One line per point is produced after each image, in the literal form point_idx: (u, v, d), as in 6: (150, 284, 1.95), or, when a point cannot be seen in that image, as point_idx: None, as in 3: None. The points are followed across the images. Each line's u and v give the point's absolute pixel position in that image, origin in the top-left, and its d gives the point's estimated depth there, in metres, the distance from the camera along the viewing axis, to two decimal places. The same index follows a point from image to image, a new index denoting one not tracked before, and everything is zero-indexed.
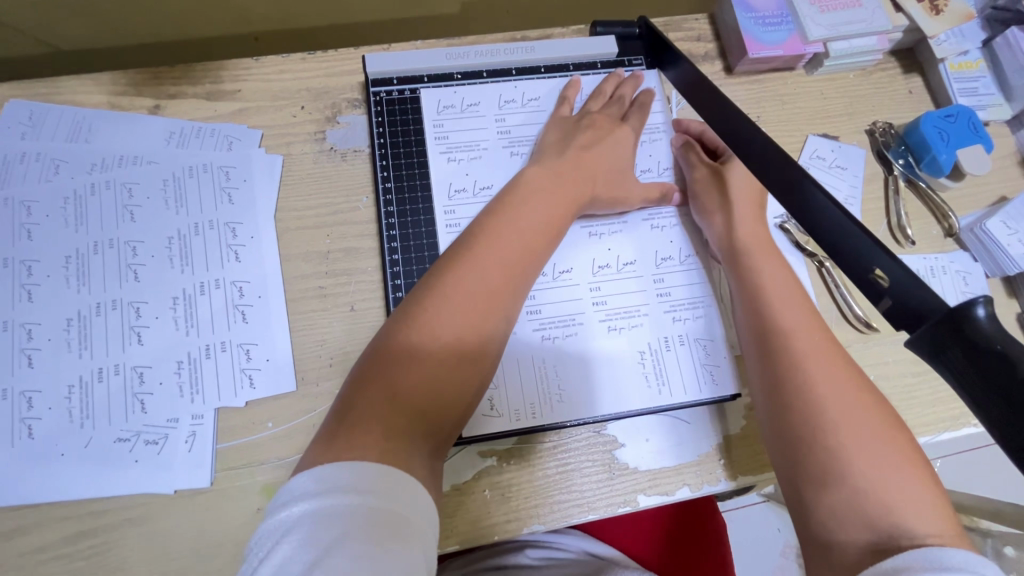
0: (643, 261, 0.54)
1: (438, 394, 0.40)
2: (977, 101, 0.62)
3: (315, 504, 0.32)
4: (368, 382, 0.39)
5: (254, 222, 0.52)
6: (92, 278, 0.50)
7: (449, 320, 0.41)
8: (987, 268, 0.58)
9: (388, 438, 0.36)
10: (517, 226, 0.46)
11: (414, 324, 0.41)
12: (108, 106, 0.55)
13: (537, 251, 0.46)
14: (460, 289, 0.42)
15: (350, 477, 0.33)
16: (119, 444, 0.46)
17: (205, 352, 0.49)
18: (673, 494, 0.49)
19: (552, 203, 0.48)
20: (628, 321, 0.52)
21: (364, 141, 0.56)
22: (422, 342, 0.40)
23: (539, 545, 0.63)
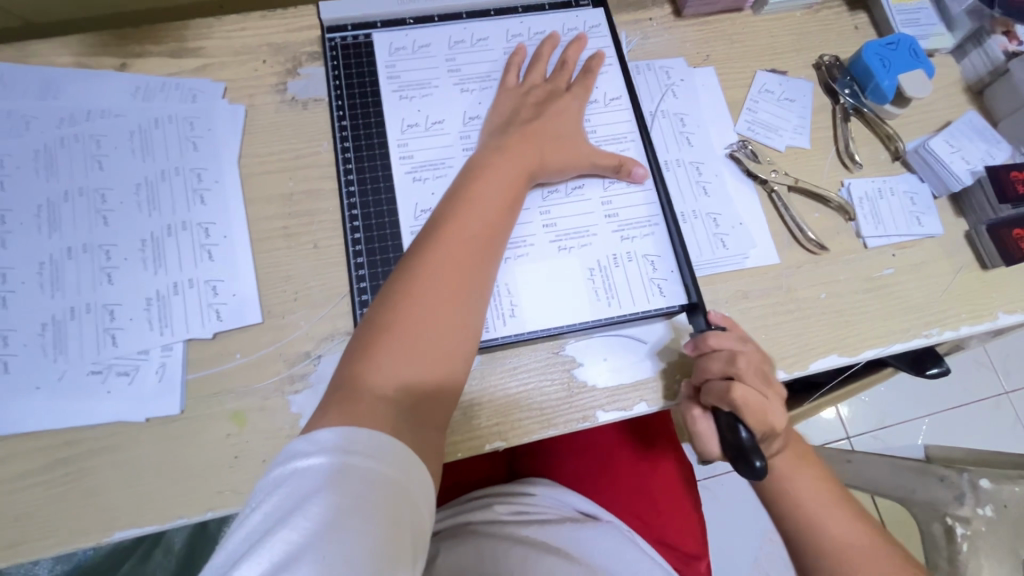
0: (593, 185, 0.56)
1: (423, 371, 0.42)
2: (920, 32, 0.64)
3: (311, 459, 0.35)
4: (352, 373, 0.41)
5: (219, 168, 0.55)
6: (63, 224, 0.52)
7: (425, 300, 0.44)
8: (933, 189, 0.59)
9: (381, 412, 0.39)
10: (479, 213, 0.48)
11: (391, 315, 0.43)
12: (76, 66, 0.57)
13: (499, 229, 0.49)
14: (430, 278, 0.44)
15: (345, 435, 0.36)
16: (92, 376, 0.48)
17: (173, 289, 0.50)
18: (631, 409, 0.51)
19: (506, 180, 0.50)
20: (578, 241, 0.54)
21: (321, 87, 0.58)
22: (399, 323, 0.43)
23: (509, 500, 0.63)
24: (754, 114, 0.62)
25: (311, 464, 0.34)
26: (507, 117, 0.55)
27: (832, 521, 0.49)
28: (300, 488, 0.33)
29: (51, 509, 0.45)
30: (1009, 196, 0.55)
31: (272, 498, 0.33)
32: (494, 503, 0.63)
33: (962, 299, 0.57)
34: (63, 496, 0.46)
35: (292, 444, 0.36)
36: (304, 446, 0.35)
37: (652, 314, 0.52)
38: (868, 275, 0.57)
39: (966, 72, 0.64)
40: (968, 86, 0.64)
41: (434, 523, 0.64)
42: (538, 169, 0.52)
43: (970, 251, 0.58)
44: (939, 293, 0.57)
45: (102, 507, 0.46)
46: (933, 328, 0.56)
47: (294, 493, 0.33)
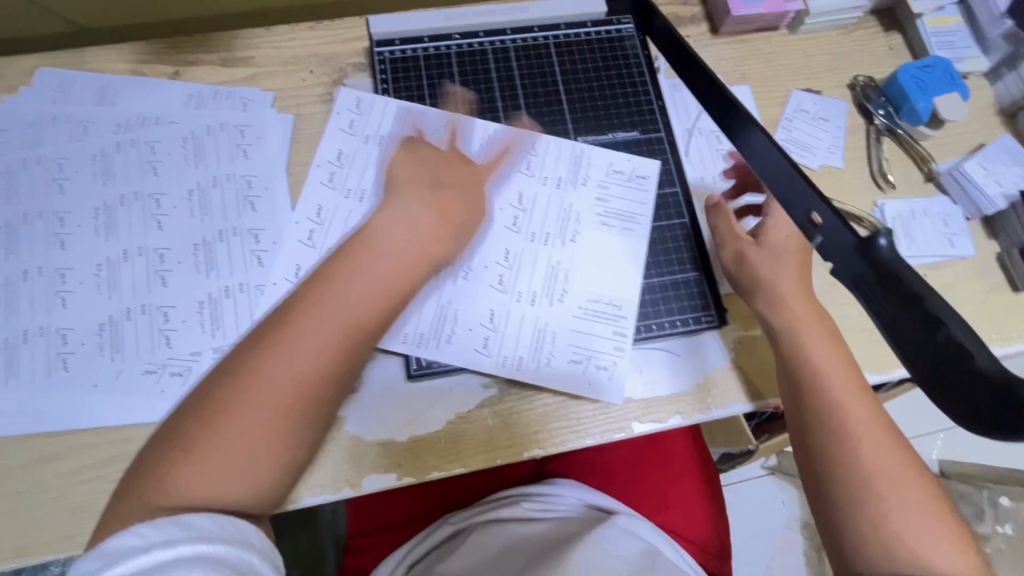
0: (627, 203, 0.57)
1: (287, 421, 0.40)
2: (954, 54, 0.64)
3: (144, 559, 0.33)
4: (209, 413, 0.39)
5: (268, 175, 0.56)
6: (119, 227, 0.53)
7: (293, 341, 0.41)
8: (966, 211, 0.60)
9: (254, 461, 0.39)
10: (358, 272, 0.45)
11: (253, 363, 0.41)
12: (131, 73, 0.59)
13: (389, 292, 0.45)
14: (280, 336, 0.42)
15: (144, 535, 0.34)
16: (146, 375, 0.50)
17: (224, 293, 0.52)
18: (666, 421, 0.52)
19: (423, 232, 0.48)
20: (557, 274, 0.54)
21: (344, 108, 0.58)
22: (260, 370, 0.41)
23: (536, 498, 0.65)
24: (789, 133, 0.63)
25: (145, 563, 0.33)
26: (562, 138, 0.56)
27: (876, 449, 0.44)
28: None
29: (107, 503, 0.47)
30: None
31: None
32: (521, 500, 0.65)
33: (994, 320, 0.57)
34: None
35: (110, 542, 0.34)
36: (131, 540, 0.34)
37: (688, 332, 0.54)
38: None
39: (1000, 94, 0.64)
40: (1002, 109, 0.64)
41: (460, 516, 0.65)
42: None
43: (1003, 273, 0.59)
44: (970, 314, 0.57)
45: None
46: None
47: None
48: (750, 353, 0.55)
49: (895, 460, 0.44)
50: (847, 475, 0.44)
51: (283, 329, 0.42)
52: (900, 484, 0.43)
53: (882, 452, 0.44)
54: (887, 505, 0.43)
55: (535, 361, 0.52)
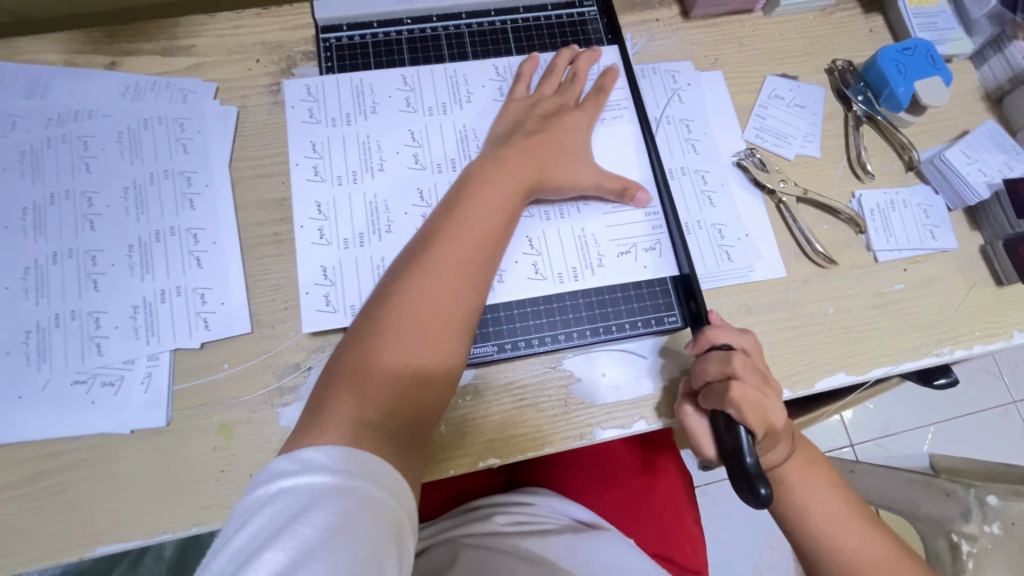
0: (595, 209, 0.54)
1: (425, 360, 0.42)
2: (938, 36, 0.61)
3: (296, 478, 0.34)
4: (360, 360, 0.41)
5: (209, 171, 0.53)
6: (48, 228, 0.50)
7: (438, 277, 0.44)
8: (948, 201, 0.57)
9: (380, 415, 0.39)
10: (478, 223, 0.46)
11: (384, 326, 0.42)
12: (65, 64, 0.56)
13: (496, 241, 0.47)
14: (433, 286, 0.44)
15: (332, 454, 0.35)
16: (75, 386, 0.47)
17: (161, 297, 0.49)
18: (630, 427, 0.49)
19: (509, 183, 0.49)
20: (541, 244, 0.52)
21: (297, 99, 0.55)
22: (401, 318, 0.42)
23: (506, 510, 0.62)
24: (763, 121, 0.59)
25: (298, 483, 0.33)
26: (510, 128, 0.53)
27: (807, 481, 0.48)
28: (295, 505, 0.32)
29: (33, 523, 0.44)
30: None
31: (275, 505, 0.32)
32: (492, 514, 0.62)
33: (976, 315, 0.54)
34: (46, 509, 0.45)
35: (274, 465, 0.35)
36: (290, 464, 0.35)
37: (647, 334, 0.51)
38: (877, 290, 0.55)
39: (985, 79, 0.61)
40: (987, 94, 0.61)
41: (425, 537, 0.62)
42: (537, 185, 0.50)
43: (986, 266, 0.56)
44: (952, 309, 0.55)
45: (85, 520, 0.45)
46: (945, 347, 0.53)
47: (291, 511, 0.32)
48: None
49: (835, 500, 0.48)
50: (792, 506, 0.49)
51: (415, 274, 0.44)
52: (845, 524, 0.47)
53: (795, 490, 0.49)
54: (821, 531, 0.47)
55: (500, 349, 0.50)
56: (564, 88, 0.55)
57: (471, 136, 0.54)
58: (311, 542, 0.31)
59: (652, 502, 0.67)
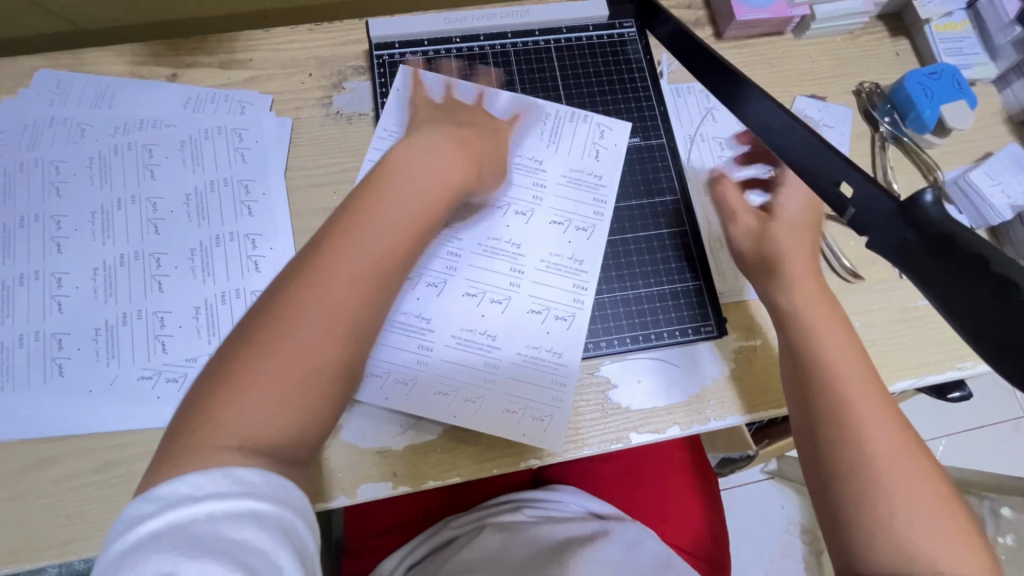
0: (614, 219, 0.57)
1: (344, 357, 0.38)
2: (963, 60, 0.63)
3: (188, 510, 0.30)
4: (240, 359, 0.36)
5: (266, 180, 0.56)
6: (116, 231, 0.53)
7: (349, 263, 0.40)
8: (971, 220, 0.59)
9: (294, 417, 0.36)
10: (383, 216, 0.42)
11: (266, 324, 0.37)
12: (130, 75, 0.59)
13: (422, 225, 0.44)
14: (339, 273, 0.39)
15: (197, 486, 0.31)
16: (141, 382, 0.49)
17: (221, 299, 0.52)
18: (664, 432, 0.52)
19: (423, 180, 0.45)
20: (589, 254, 0.55)
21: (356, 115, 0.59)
22: (304, 309, 0.38)
23: (534, 504, 0.65)
24: None
25: (187, 515, 0.30)
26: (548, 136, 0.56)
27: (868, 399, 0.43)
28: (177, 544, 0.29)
29: (101, 510, 0.47)
30: None
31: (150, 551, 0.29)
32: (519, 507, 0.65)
33: None
34: (114, 497, 0.47)
35: (130, 510, 0.31)
36: (188, 489, 0.31)
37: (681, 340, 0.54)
38: (902, 305, 0.57)
39: (1008, 102, 0.64)
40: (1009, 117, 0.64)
41: (453, 526, 0.64)
42: None
43: None
44: None
45: None
46: (967, 361, 0.56)
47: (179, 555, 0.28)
48: (752, 366, 0.54)
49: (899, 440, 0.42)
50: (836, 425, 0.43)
51: (327, 261, 0.39)
52: (903, 462, 0.41)
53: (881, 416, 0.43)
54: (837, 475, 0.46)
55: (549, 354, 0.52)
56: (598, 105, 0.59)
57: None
58: None
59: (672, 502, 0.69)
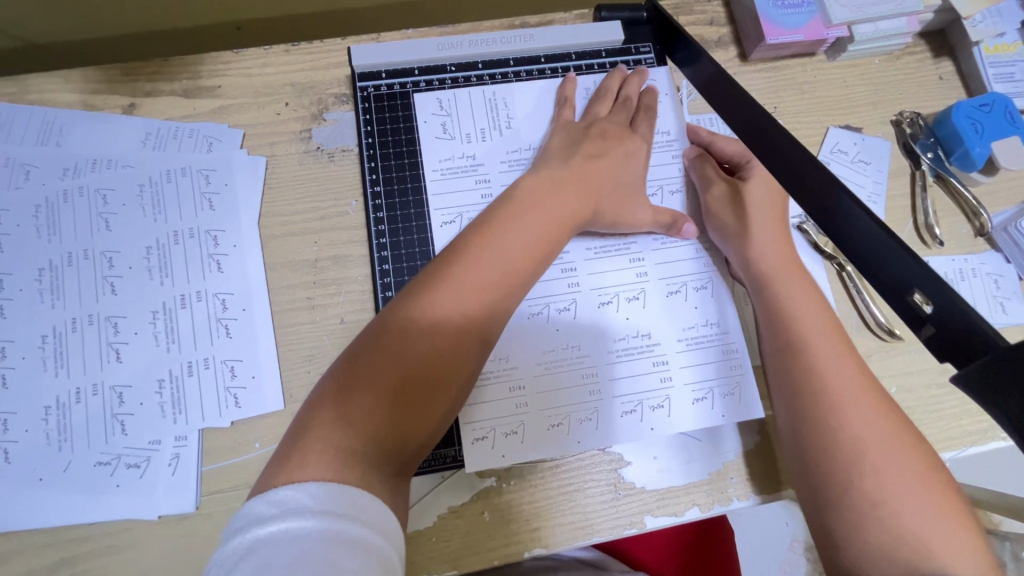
0: (645, 244, 0.51)
1: (426, 387, 0.38)
2: (1014, 88, 0.57)
3: (278, 524, 0.29)
4: (341, 379, 0.37)
5: (236, 229, 0.49)
6: (67, 291, 0.47)
7: (454, 293, 0.40)
8: (1019, 270, 0.54)
9: (377, 449, 0.35)
10: (514, 240, 0.43)
11: (396, 326, 0.38)
12: (81, 105, 0.52)
13: (529, 266, 0.43)
14: (449, 303, 0.39)
15: (315, 495, 0.30)
16: (99, 468, 0.44)
17: (187, 370, 0.46)
18: (682, 515, 0.47)
19: (554, 210, 0.45)
20: (616, 295, 0.50)
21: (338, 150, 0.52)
22: (411, 340, 0.38)
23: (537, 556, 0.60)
24: None
25: (279, 529, 0.29)
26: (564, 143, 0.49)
27: (838, 372, 0.41)
28: (276, 560, 0.28)
29: None
30: None
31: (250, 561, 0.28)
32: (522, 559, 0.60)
33: None
34: None
35: (254, 511, 0.30)
36: (267, 508, 0.30)
37: (746, 373, 0.49)
38: (943, 366, 0.52)
39: None
40: None
41: None
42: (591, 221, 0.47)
43: None
44: None
45: None
46: None
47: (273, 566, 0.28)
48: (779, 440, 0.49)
49: (886, 425, 0.39)
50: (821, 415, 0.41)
51: (432, 286, 0.40)
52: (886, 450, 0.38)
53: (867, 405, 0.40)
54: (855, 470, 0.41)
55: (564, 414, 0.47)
56: (617, 111, 0.52)
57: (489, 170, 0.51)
58: None
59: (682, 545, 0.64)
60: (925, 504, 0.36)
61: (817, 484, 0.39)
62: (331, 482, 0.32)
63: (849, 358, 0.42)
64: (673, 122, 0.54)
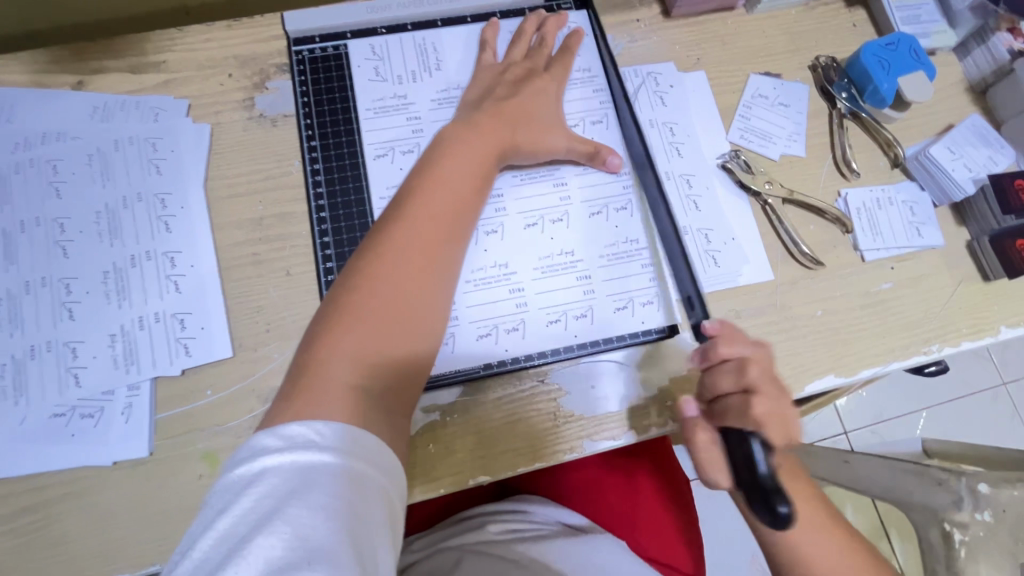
0: (569, 171, 0.54)
1: (404, 313, 0.41)
2: (921, 29, 0.61)
3: (281, 456, 0.32)
4: (326, 320, 0.39)
5: (183, 192, 0.52)
6: (20, 257, 0.49)
7: (412, 229, 0.43)
8: (934, 198, 0.57)
9: (369, 376, 0.38)
10: (453, 184, 0.46)
11: (361, 278, 0.41)
12: (30, 84, 0.54)
13: (474, 197, 0.47)
14: (412, 235, 0.43)
15: (321, 432, 0.33)
16: (55, 419, 0.46)
17: (138, 324, 0.48)
18: (621, 438, 0.49)
19: (480, 147, 0.48)
20: (545, 219, 0.52)
21: (281, 116, 0.55)
22: (381, 273, 0.41)
23: (499, 519, 0.62)
24: (747, 121, 0.59)
25: (281, 460, 0.31)
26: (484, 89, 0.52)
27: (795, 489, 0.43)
28: (287, 488, 0.30)
29: (16, 560, 0.44)
30: (1012, 206, 0.53)
31: (258, 487, 0.30)
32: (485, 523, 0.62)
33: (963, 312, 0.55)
34: (30, 546, 0.44)
35: (256, 448, 0.32)
36: (273, 441, 0.32)
37: (660, 281, 0.52)
38: (865, 290, 0.55)
39: (970, 72, 0.61)
40: (971, 87, 0.61)
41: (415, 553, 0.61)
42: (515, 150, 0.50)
43: (973, 263, 0.56)
44: (939, 308, 0.55)
45: (69, 556, 0.44)
46: (932, 345, 0.54)
47: (279, 495, 0.30)
48: None
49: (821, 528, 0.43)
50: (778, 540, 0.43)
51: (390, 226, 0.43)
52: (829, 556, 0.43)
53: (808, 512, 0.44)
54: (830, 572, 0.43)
55: (493, 331, 0.50)
56: (537, 49, 0.55)
57: (419, 110, 0.54)
58: (307, 525, 0.29)
59: (643, 501, 0.67)
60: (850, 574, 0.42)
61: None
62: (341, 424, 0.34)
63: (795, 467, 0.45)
64: (593, 63, 0.58)
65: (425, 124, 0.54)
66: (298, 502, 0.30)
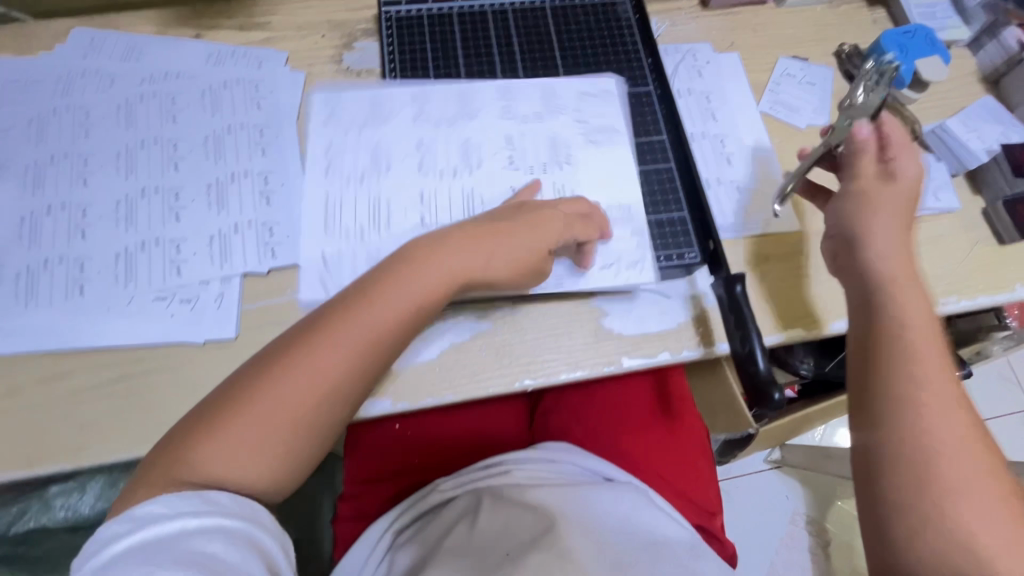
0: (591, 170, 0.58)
1: (326, 402, 0.42)
2: (937, 24, 0.67)
3: (133, 534, 0.35)
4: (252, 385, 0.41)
5: (279, 125, 0.60)
6: (138, 169, 0.57)
7: (366, 317, 0.43)
8: (950, 167, 0.62)
9: (277, 437, 0.41)
10: (408, 290, 0.45)
11: (297, 344, 0.42)
12: (157, 34, 0.63)
13: (433, 304, 0.46)
14: (355, 325, 0.43)
15: (185, 519, 0.36)
16: (156, 302, 0.52)
17: (234, 229, 0.55)
18: (655, 357, 0.53)
19: (455, 252, 0.47)
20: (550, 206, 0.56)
21: (365, 70, 0.63)
22: (320, 355, 0.42)
23: (524, 467, 0.55)
24: (775, 95, 0.65)
25: (138, 530, 0.35)
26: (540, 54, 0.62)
27: (937, 392, 0.40)
28: (152, 556, 0.34)
29: (113, 419, 0.49)
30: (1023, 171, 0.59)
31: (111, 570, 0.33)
32: (510, 469, 0.55)
33: (979, 271, 0.59)
34: (126, 408, 0.49)
35: (134, 508, 0.36)
36: (125, 522, 0.36)
37: (684, 213, 0.57)
38: None
39: (983, 64, 0.67)
40: (984, 77, 0.67)
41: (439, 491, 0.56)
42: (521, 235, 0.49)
43: (988, 228, 0.60)
44: (956, 265, 0.59)
45: (159, 419, 0.49)
46: (951, 297, 0.57)
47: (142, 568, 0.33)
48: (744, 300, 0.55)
49: (963, 428, 0.39)
50: (898, 414, 0.39)
51: (342, 312, 0.43)
52: (965, 455, 0.38)
53: (948, 408, 0.39)
54: (951, 480, 0.37)
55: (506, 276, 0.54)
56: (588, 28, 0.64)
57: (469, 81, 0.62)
58: None
59: (689, 451, 0.64)
60: (982, 470, 0.38)
61: (889, 491, 0.38)
62: (222, 497, 0.38)
63: (948, 381, 0.41)
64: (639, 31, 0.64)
65: (478, 79, 0.62)
66: (157, 562, 0.34)
